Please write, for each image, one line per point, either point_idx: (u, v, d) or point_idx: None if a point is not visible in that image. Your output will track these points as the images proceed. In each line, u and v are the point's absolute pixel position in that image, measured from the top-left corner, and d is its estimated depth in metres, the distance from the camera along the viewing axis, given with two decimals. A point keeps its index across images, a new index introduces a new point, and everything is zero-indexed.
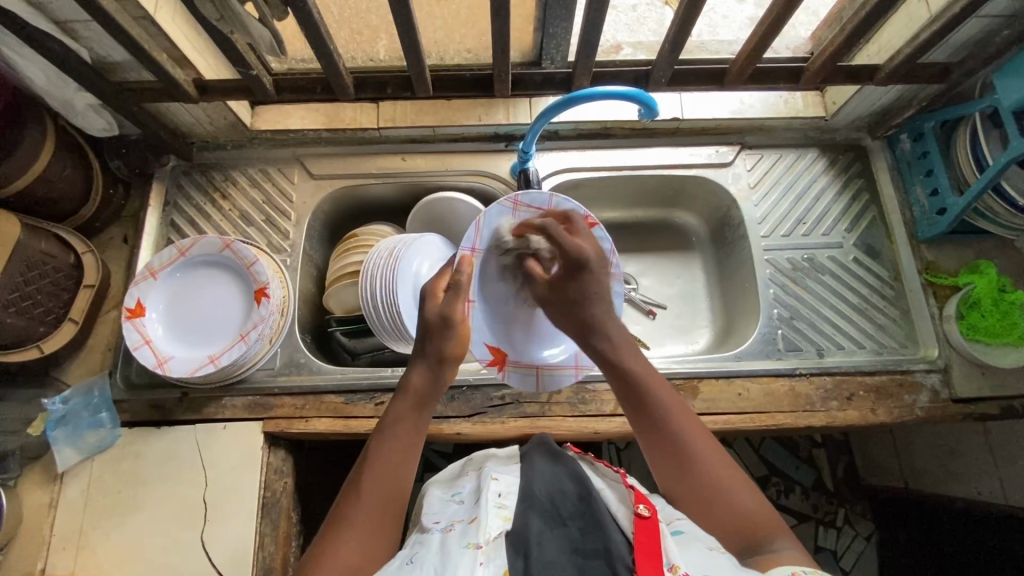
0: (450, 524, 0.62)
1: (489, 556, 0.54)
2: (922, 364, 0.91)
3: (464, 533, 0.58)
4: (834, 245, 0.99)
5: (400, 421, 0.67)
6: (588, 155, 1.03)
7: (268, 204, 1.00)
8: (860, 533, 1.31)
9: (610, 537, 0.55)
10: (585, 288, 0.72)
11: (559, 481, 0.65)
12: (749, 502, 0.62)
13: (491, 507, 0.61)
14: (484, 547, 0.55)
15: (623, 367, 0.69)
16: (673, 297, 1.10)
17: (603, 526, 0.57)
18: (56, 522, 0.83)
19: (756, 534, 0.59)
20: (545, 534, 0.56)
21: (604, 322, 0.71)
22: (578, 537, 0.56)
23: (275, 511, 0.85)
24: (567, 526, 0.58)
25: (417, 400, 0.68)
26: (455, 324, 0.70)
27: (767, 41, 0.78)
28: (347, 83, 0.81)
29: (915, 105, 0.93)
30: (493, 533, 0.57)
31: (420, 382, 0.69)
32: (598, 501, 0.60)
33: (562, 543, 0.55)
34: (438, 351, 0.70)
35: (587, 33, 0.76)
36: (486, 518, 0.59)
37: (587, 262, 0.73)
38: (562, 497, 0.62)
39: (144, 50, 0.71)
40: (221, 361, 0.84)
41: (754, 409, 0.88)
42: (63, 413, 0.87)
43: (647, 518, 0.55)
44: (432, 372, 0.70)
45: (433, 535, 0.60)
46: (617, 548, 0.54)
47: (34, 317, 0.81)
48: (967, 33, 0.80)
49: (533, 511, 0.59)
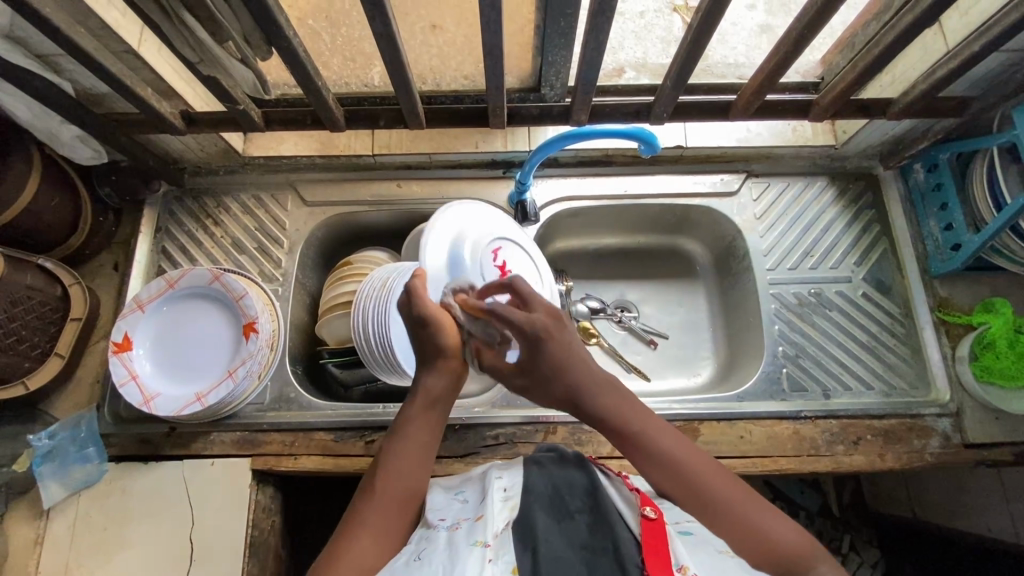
0: (456, 522, 0.57)
1: (498, 553, 0.50)
2: (934, 408, 0.87)
3: (471, 531, 0.54)
4: (842, 279, 0.95)
5: (412, 422, 0.62)
6: (589, 183, 1.00)
7: (261, 231, 0.98)
8: (865, 561, 1.23)
9: (617, 532, 0.53)
10: (554, 360, 0.61)
11: (565, 474, 0.62)
12: (785, 532, 0.54)
13: (497, 502, 0.58)
14: (493, 545, 0.51)
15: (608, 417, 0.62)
16: (675, 326, 1.07)
17: (609, 522, 0.54)
18: (41, 559, 0.82)
19: (797, 572, 0.53)
20: (553, 530, 0.54)
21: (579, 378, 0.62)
22: (585, 534, 0.54)
23: (263, 550, 0.83)
24: (573, 520, 0.56)
25: (429, 401, 0.62)
26: (434, 321, 0.62)
27: (776, 77, 0.75)
28: (337, 115, 0.79)
29: (928, 138, 0.87)
30: (499, 529, 0.53)
31: (435, 386, 0.63)
32: (604, 497, 0.58)
33: (571, 539, 0.53)
34: (435, 347, 0.62)
35: (586, 67, 0.74)
36: (492, 513, 0.55)
37: (547, 334, 0.61)
38: (568, 492, 0.60)
39: (127, 87, 0.69)
40: (208, 399, 0.82)
41: (757, 453, 0.85)
42: (50, 448, 0.85)
43: (654, 519, 0.51)
44: (448, 375, 0.63)
45: (439, 533, 0.55)
46: (624, 544, 0.51)
47: (19, 353, 0.80)
48: (986, 67, 0.76)
49: (540, 504, 0.57)
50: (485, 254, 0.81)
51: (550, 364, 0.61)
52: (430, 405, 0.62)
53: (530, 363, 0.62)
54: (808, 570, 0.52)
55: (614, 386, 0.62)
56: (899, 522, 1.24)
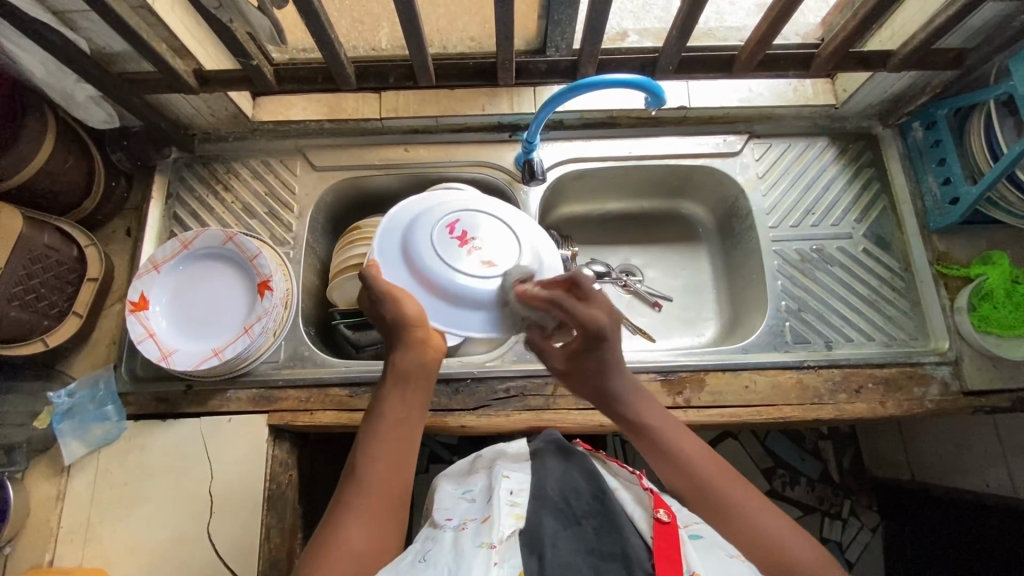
0: (463, 522, 0.61)
1: (503, 555, 0.52)
2: (933, 357, 0.89)
3: (477, 532, 0.56)
4: (843, 236, 0.98)
5: (392, 402, 0.64)
6: (593, 145, 1.01)
7: (271, 196, 0.99)
8: (866, 525, 1.31)
9: (627, 538, 0.53)
10: (599, 362, 0.67)
11: (571, 480, 0.64)
12: (801, 549, 0.58)
13: (504, 505, 0.60)
14: (499, 547, 0.53)
15: (644, 426, 0.67)
16: (678, 289, 1.09)
17: (619, 527, 0.55)
18: (64, 513, 0.84)
19: None
20: (560, 535, 0.54)
21: (618, 387, 0.67)
22: (594, 539, 0.54)
23: (281, 503, 0.85)
24: (581, 526, 0.57)
25: (401, 379, 0.65)
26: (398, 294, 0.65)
27: (777, 27, 0.76)
28: (348, 73, 0.81)
29: (927, 92, 0.91)
30: (506, 533, 0.55)
31: (403, 362, 0.65)
32: (613, 502, 0.58)
33: (579, 544, 0.54)
34: (396, 323, 0.65)
35: (592, 22, 0.75)
36: (498, 516, 0.58)
37: (601, 334, 0.65)
38: (575, 498, 0.61)
39: (143, 40, 0.70)
40: (225, 354, 0.83)
41: (761, 402, 0.87)
42: (69, 405, 0.87)
43: (667, 523, 0.53)
44: (414, 348, 0.65)
45: (446, 532, 0.59)
46: (635, 551, 0.52)
47: (39, 311, 0.81)
48: (982, 18, 0.78)
49: (547, 511, 0.58)
50: (439, 223, 0.71)
51: (599, 360, 0.66)
52: (404, 380, 0.65)
53: (580, 357, 0.68)
54: None
55: (647, 399, 0.68)
56: (899, 486, 1.26)
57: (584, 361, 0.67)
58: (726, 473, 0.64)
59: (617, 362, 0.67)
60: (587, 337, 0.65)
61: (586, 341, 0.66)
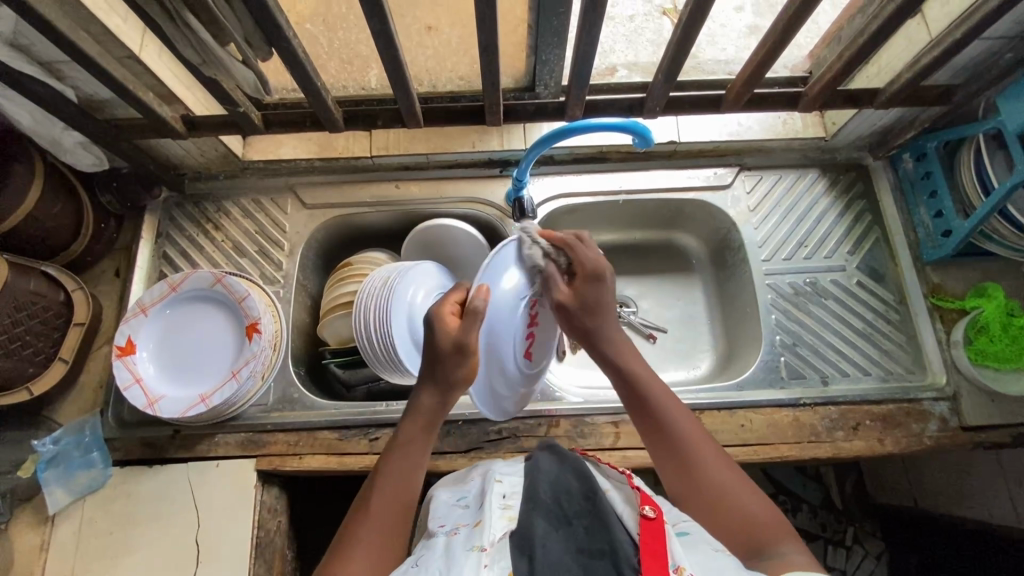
0: (455, 528, 0.57)
1: (494, 557, 0.48)
2: (931, 392, 0.88)
3: (468, 537, 0.53)
4: (836, 268, 0.97)
5: (412, 442, 0.65)
6: (585, 179, 1.01)
7: (261, 234, 0.98)
8: (871, 553, 1.22)
9: (614, 535, 0.50)
10: (596, 299, 0.71)
11: (562, 480, 0.60)
12: (762, 513, 0.58)
13: (496, 508, 0.56)
14: (490, 549, 0.49)
15: (623, 370, 0.69)
16: (673, 321, 1.08)
17: (608, 526, 0.52)
18: (47, 565, 0.82)
19: (765, 542, 0.55)
20: (550, 536, 0.50)
21: (606, 332, 0.71)
22: (583, 538, 0.51)
23: (269, 551, 0.83)
24: (571, 526, 0.53)
25: (428, 421, 0.66)
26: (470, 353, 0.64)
27: (761, 71, 0.77)
28: (336, 116, 0.81)
29: (915, 128, 0.90)
30: (498, 534, 0.52)
31: (431, 404, 0.66)
32: (602, 500, 0.55)
33: (567, 544, 0.50)
34: (447, 379, 0.66)
35: (578, 66, 0.75)
36: (490, 518, 0.54)
37: (605, 278, 0.71)
38: (565, 498, 0.57)
39: (129, 91, 0.71)
40: (212, 400, 0.82)
41: (757, 440, 0.86)
42: (53, 454, 0.85)
43: (653, 518, 0.50)
44: (443, 393, 0.66)
45: (437, 539, 0.56)
46: (623, 547, 0.49)
47: (23, 358, 0.80)
48: (968, 55, 0.78)
49: (537, 511, 0.54)
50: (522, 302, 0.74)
51: (597, 297, 0.71)
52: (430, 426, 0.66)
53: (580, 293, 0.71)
54: (775, 543, 0.55)
55: (631, 351, 0.71)
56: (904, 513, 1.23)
57: (584, 297, 0.71)
58: (697, 427, 0.65)
59: (607, 311, 0.71)
60: (590, 274, 0.71)
61: (586, 278, 0.72)
